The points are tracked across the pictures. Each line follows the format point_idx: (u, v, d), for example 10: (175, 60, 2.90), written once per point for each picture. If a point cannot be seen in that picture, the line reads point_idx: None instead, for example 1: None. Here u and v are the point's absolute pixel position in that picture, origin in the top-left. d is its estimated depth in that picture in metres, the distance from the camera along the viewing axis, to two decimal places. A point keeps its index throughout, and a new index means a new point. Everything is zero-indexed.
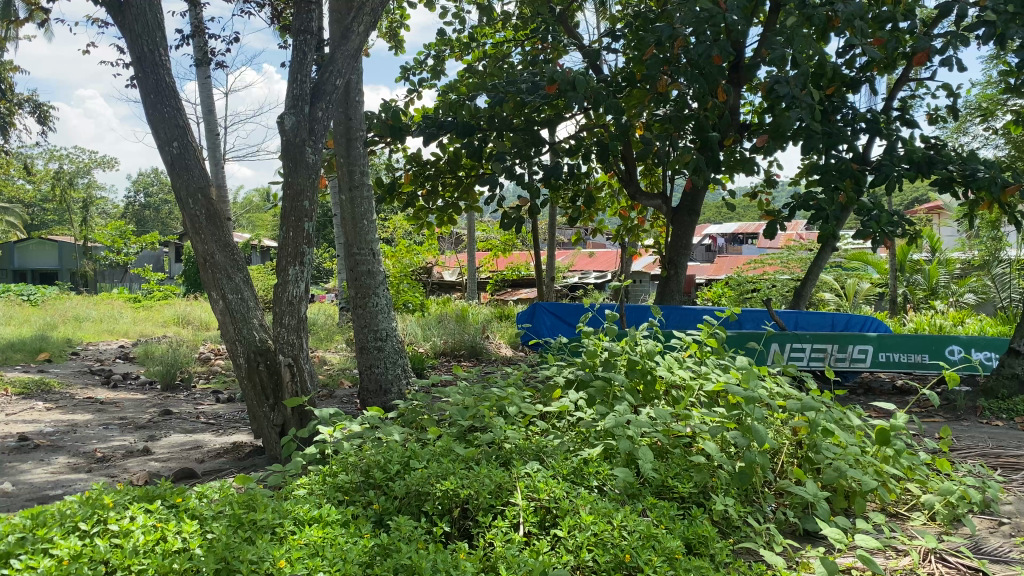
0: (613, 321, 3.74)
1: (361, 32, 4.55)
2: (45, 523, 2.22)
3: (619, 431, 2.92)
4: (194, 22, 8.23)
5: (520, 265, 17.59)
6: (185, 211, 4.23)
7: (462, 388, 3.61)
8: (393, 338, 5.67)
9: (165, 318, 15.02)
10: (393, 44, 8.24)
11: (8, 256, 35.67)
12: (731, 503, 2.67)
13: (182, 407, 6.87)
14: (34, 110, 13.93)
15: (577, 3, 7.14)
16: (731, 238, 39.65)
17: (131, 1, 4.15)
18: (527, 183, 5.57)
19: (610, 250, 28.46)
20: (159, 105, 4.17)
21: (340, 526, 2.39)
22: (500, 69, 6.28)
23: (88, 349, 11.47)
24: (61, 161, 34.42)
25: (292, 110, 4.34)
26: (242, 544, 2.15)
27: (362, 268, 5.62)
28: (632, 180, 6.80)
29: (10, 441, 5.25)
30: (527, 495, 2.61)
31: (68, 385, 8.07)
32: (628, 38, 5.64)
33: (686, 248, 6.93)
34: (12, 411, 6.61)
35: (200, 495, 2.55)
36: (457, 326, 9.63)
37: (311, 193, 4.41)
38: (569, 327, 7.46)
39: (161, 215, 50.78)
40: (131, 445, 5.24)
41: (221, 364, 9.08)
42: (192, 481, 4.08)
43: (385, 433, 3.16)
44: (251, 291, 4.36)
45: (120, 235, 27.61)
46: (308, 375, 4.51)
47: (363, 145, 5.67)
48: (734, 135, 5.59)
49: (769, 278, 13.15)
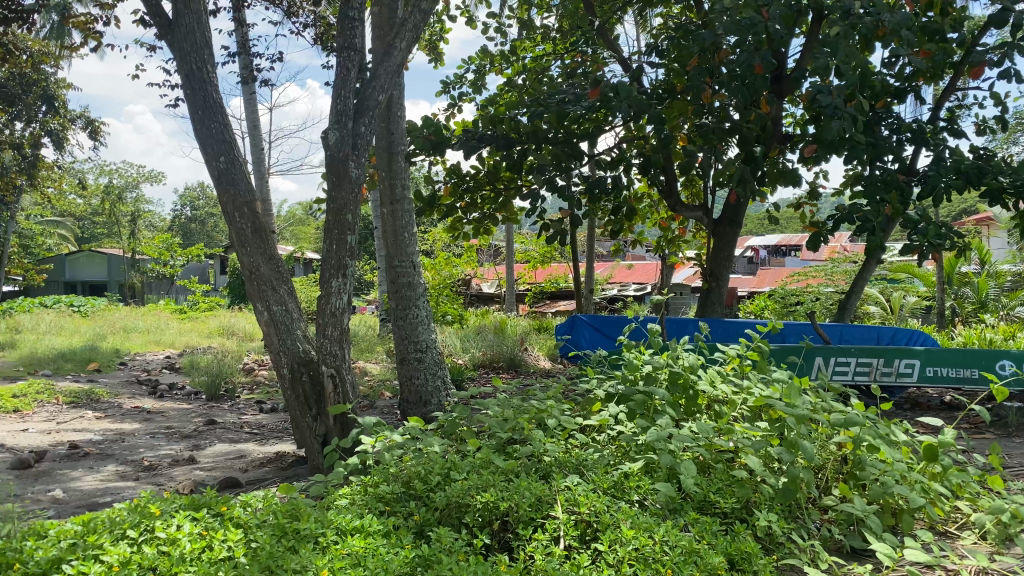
0: (655, 335, 3.68)
1: (403, 49, 4.62)
2: (96, 530, 2.29)
3: (661, 445, 2.89)
4: (238, 40, 8.41)
5: (558, 278, 17.57)
6: (231, 224, 4.31)
7: (501, 400, 3.60)
8: (433, 349, 5.70)
9: (210, 329, 15.31)
10: (434, 56, 8.32)
11: (60, 268, 36.65)
12: (775, 519, 2.63)
13: (226, 417, 6.97)
14: (86, 126, 14.35)
15: (616, 16, 7.14)
16: (773, 251, 39.16)
17: (180, 20, 4.26)
18: (567, 194, 5.55)
19: (652, 262, 28.27)
20: (207, 120, 4.26)
21: (381, 536, 2.40)
22: (539, 82, 6.28)
23: (136, 359, 11.75)
24: (112, 176, 35.29)
25: (336, 125, 4.41)
26: (286, 553, 2.18)
27: (402, 280, 5.67)
28: (673, 192, 6.74)
29: (61, 449, 5.39)
30: (568, 508, 2.61)
31: (116, 395, 8.25)
32: (668, 49, 5.60)
33: (727, 261, 6.83)
34: (63, 419, 6.78)
35: (245, 504, 2.60)
36: (496, 338, 9.67)
37: (354, 207, 4.46)
38: (608, 340, 7.38)
39: (206, 228, 51.76)
40: (177, 454, 5.33)
41: (264, 375, 9.21)
42: (236, 490, 4.11)
43: (427, 443, 3.18)
44: (294, 303, 4.43)
45: (167, 247, 28.20)
46: (349, 386, 4.54)
47: (405, 160, 5.74)
48: (776, 146, 5.53)
49: (813, 291, 12.95)
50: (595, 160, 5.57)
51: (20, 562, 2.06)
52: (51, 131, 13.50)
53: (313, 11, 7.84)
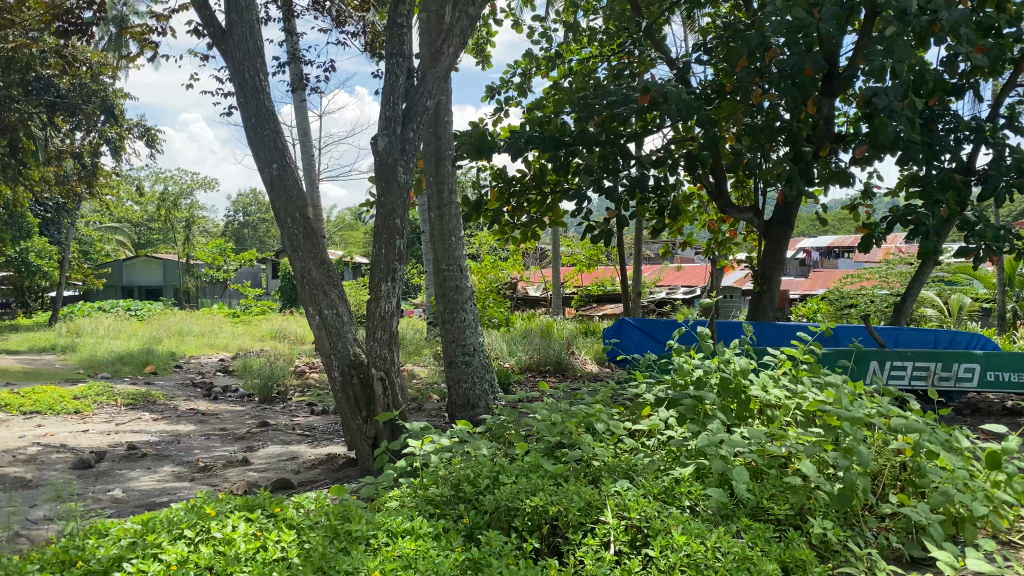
0: (704, 339, 3.63)
1: (451, 54, 4.64)
2: (155, 530, 2.36)
3: (711, 450, 2.85)
4: (289, 49, 8.56)
5: (606, 281, 17.50)
6: (284, 229, 4.38)
7: (549, 404, 3.60)
8: (481, 353, 5.71)
9: (262, 333, 15.58)
10: (480, 61, 8.35)
11: (118, 273, 37.69)
12: (830, 526, 2.58)
13: (278, 419, 7.09)
14: (143, 134, 14.73)
15: (664, 17, 7.09)
16: (826, 252, 38.44)
17: (234, 31, 4.36)
18: (614, 196, 5.50)
19: (701, 265, 27.94)
20: (259, 127, 4.35)
21: (431, 538, 2.41)
22: (586, 84, 6.26)
23: (191, 362, 12.01)
24: (167, 183, 36.14)
25: (385, 131, 4.46)
26: (338, 555, 2.20)
27: (450, 284, 5.70)
28: (723, 194, 6.63)
29: (120, 450, 5.55)
30: (618, 513, 2.60)
31: (172, 397, 8.44)
32: (716, 49, 5.54)
33: (779, 263, 6.72)
34: (121, 421, 6.95)
35: (298, 506, 2.64)
36: (543, 341, 9.65)
37: (403, 211, 4.49)
38: (657, 344, 7.32)
39: (258, 233, 52.73)
40: (232, 455, 5.43)
41: (315, 377, 9.34)
42: (288, 491, 4.17)
43: (475, 446, 3.20)
44: (345, 306, 4.47)
45: (221, 252, 28.80)
46: (398, 389, 4.57)
47: (452, 164, 5.78)
48: (829, 147, 5.43)
49: (867, 294, 12.66)
50: (642, 161, 5.52)
51: (83, 560, 2.15)
52: (109, 140, 13.88)
53: (361, 18, 7.94)
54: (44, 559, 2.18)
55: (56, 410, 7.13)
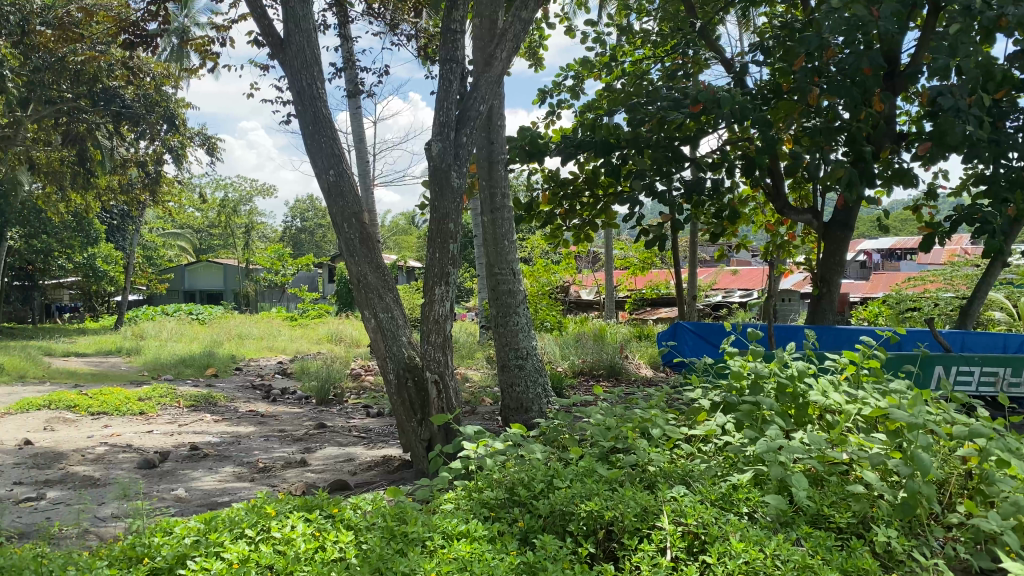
0: (759, 341, 3.55)
1: (504, 58, 4.64)
2: (218, 529, 2.44)
3: (770, 456, 2.80)
4: (345, 55, 8.69)
5: (660, 284, 17.34)
6: (341, 235, 4.45)
7: (604, 408, 3.57)
8: (534, 356, 5.71)
9: (319, 336, 15.83)
10: (533, 64, 8.36)
11: (180, 278, 38.71)
12: (895, 535, 2.51)
13: (335, 421, 7.19)
14: (205, 142, 15.10)
15: (718, 17, 7.00)
16: (888, 254, 37.48)
17: (292, 40, 4.44)
18: (668, 199, 5.44)
19: (756, 268, 27.52)
20: (317, 135, 4.43)
21: (486, 542, 2.41)
22: (639, 85, 6.22)
23: (251, 365, 12.27)
24: (227, 190, 36.97)
25: (439, 136, 4.50)
26: (395, 556, 2.22)
27: (503, 288, 5.71)
28: (780, 195, 6.50)
29: (184, 450, 5.70)
30: (674, 519, 2.56)
31: (233, 399, 8.63)
32: (773, 48, 5.45)
33: (838, 266, 6.58)
34: (184, 422, 7.14)
35: (354, 507, 2.68)
36: (596, 345, 9.61)
37: (456, 215, 4.52)
38: (713, 348, 7.24)
39: (315, 239, 53.65)
40: (290, 456, 5.53)
41: (370, 380, 9.43)
42: (345, 492, 4.22)
43: (529, 450, 3.19)
44: (400, 310, 4.52)
45: (279, 257, 29.38)
46: (452, 392, 4.58)
47: (504, 168, 5.79)
48: (890, 147, 5.30)
49: (931, 297, 12.29)
50: (697, 164, 5.46)
51: (149, 558, 2.22)
52: (172, 148, 14.23)
53: (414, 23, 8.02)
54: (111, 556, 2.28)
55: (122, 411, 7.35)
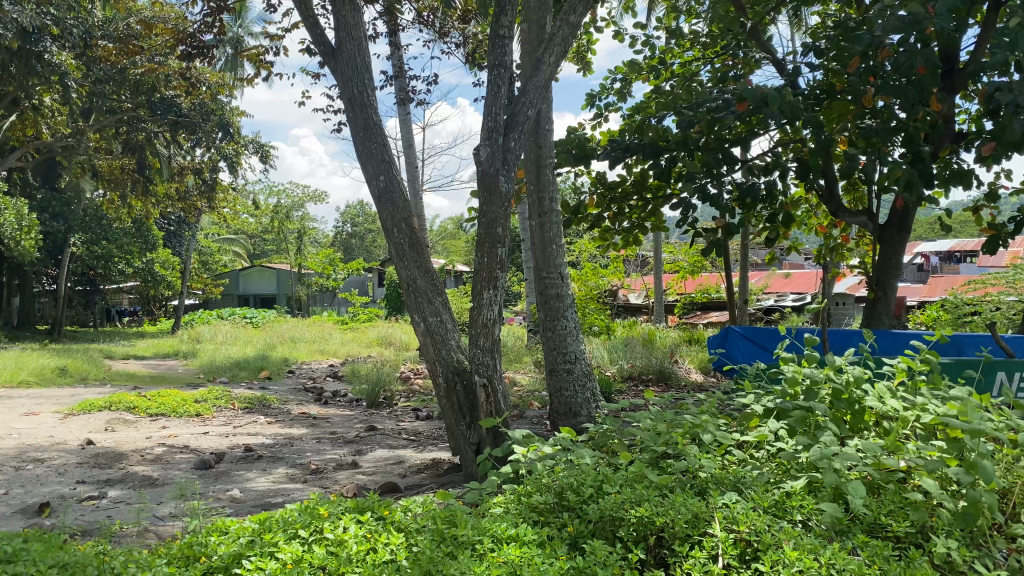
0: (814, 346, 3.47)
1: (552, 62, 4.63)
2: (272, 529, 2.49)
3: (824, 463, 2.75)
4: (395, 63, 8.79)
5: (710, 288, 17.13)
6: (390, 239, 4.50)
7: (654, 413, 3.55)
8: (582, 361, 5.69)
9: (370, 340, 16.00)
10: (581, 68, 8.35)
11: (235, 283, 39.52)
12: (955, 546, 2.43)
13: (385, 424, 7.26)
14: (258, 150, 15.41)
15: (769, 17, 6.91)
16: (947, 257, 36.51)
17: (343, 48, 4.51)
18: (719, 202, 5.37)
19: (809, 272, 27.02)
20: (368, 142, 4.49)
21: (536, 546, 2.41)
22: (687, 88, 6.17)
23: (303, 368, 12.46)
24: (280, 196, 37.63)
25: (488, 141, 4.52)
26: (444, 559, 2.23)
27: (551, 292, 5.71)
28: (834, 197, 6.37)
29: (238, 451, 5.80)
30: (727, 526, 2.53)
31: (285, 401, 8.79)
32: (826, 47, 5.36)
33: (894, 269, 6.45)
34: (239, 424, 7.28)
35: (405, 509, 2.71)
36: (645, 349, 9.54)
37: (504, 220, 4.53)
38: (764, 352, 7.15)
39: (365, 244, 54.32)
40: (341, 458, 5.60)
41: (420, 384, 9.50)
42: (395, 495, 4.25)
43: (578, 455, 3.18)
44: (449, 314, 4.55)
45: (330, 262, 29.79)
46: (501, 396, 4.57)
47: (552, 172, 5.79)
48: (949, 147, 5.16)
49: (991, 301, 11.92)
50: (748, 166, 5.39)
51: (207, 557, 2.28)
52: (227, 156, 14.53)
53: (462, 30, 8.07)
54: (170, 554, 2.35)
55: (179, 412, 7.53)
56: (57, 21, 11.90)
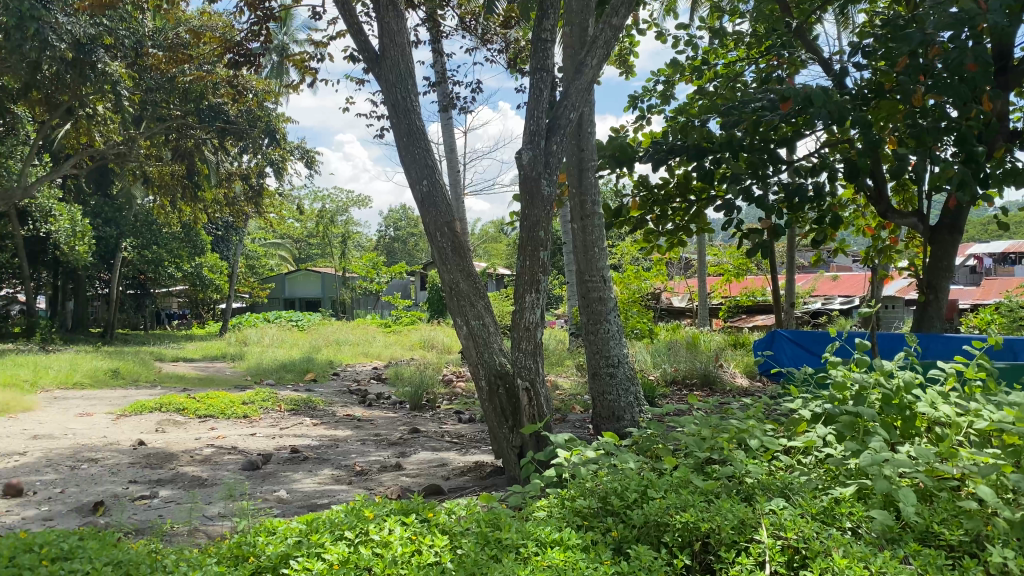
0: (863, 351, 3.41)
1: (594, 65, 4.63)
2: (319, 529, 2.52)
3: (874, 470, 2.70)
4: (437, 69, 8.85)
5: (755, 290, 16.92)
6: (433, 243, 4.53)
7: (699, 418, 3.51)
8: (625, 364, 5.66)
9: (412, 342, 16.12)
10: (624, 71, 8.33)
11: (281, 286, 40.14)
12: (1012, 556, 2.36)
13: (428, 427, 7.30)
14: (304, 156, 15.63)
15: (815, 16, 6.82)
16: (1000, 259, 35.55)
17: (387, 54, 4.56)
18: (764, 204, 5.30)
19: (857, 274, 26.55)
20: (411, 147, 4.53)
21: (580, 550, 2.40)
22: (731, 89, 6.11)
23: (347, 370, 12.61)
24: (324, 201, 38.12)
25: (530, 144, 4.53)
26: (489, 561, 2.24)
27: (594, 295, 5.68)
28: (883, 198, 6.24)
29: (285, 453, 5.89)
30: (774, 533, 2.50)
31: (331, 403, 8.90)
32: (874, 46, 5.27)
33: (946, 271, 6.30)
34: (285, 425, 7.39)
35: (449, 512, 2.72)
36: (689, 353, 9.46)
37: (546, 223, 4.53)
38: (812, 356, 7.05)
39: (408, 247, 54.80)
40: (385, 460, 5.65)
41: (462, 387, 9.55)
42: (439, 497, 4.27)
43: (621, 460, 3.16)
44: (491, 317, 4.56)
45: (373, 266, 30.11)
46: (544, 400, 4.57)
47: (595, 175, 5.78)
48: (1003, 146, 5.03)
49: None
50: (794, 167, 5.31)
51: (255, 557, 2.32)
52: (273, 162, 14.77)
53: (505, 35, 8.10)
54: (220, 554, 2.40)
55: (227, 414, 7.67)
56: (110, 31, 12.22)
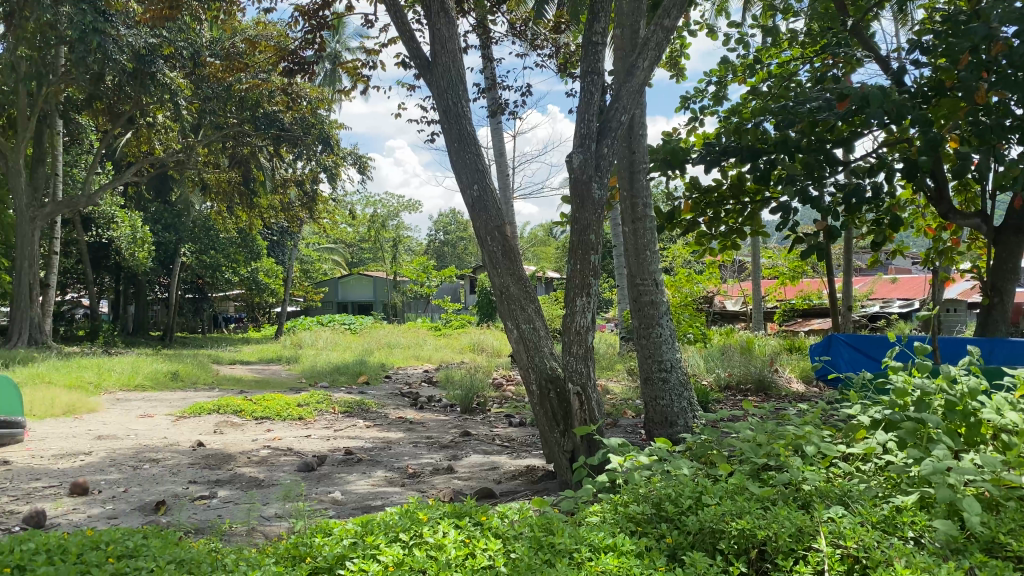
0: (925, 355, 3.32)
1: (646, 68, 4.60)
2: (373, 531, 2.55)
3: (937, 478, 2.63)
4: (487, 75, 8.89)
5: (811, 294, 16.61)
6: (484, 248, 4.55)
7: (754, 424, 3.46)
8: (678, 369, 5.61)
9: (463, 345, 16.22)
10: (674, 73, 8.26)
11: (333, 290, 40.73)
12: None
13: (480, 430, 7.33)
14: (356, 162, 15.84)
15: (872, 13, 6.67)
16: None
17: (438, 60, 4.60)
18: (820, 206, 5.21)
19: (918, 276, 25.88)
20: (462, 152, 4.56)
21: (634, 556, 2.39)
22: (785, 89, 6.02)
23: (399, 373, 12.73)
24: (376, 206, 38.57)
25: (580, 148, 4.53)
26: (543, 566, 2.24)
27: (645, 298, 5.65)
28: (944, 198, 6.08)
29: (339, 454, 5.98)
30: (834, 542, 2.45)
31: (383, 406, 8.99)
32: (935, 43, 5.15)
33: (1011, 274, 6.12)
34: (339, 427, 7.50)
35: (502, 516, 2.73)
36: (743, 357, 9.33)
37: (597, 227, 4.51)
38: (870, 361, 6.91)
39: (458, 251, 55.14)
40: (437, 463, 5.69)
41: (513, 390, 9.56)
42: (491, 501, 4.28)
43: (675, 466, 3.14)
44: (541, 321, 4.55)
45: (424, 270, 30.38)
46: (596, 404, 4.54)
47: (646, 178, 5.74)
48: None
49: None
50: (851, 168, 5.21)
51: (312, 557, 2.36)
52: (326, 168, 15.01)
53: (555, 40, 8.10)
54: (278, 554, 2.44)
55: (283, 416, 7.81)
56: (169, 42, 12.55)
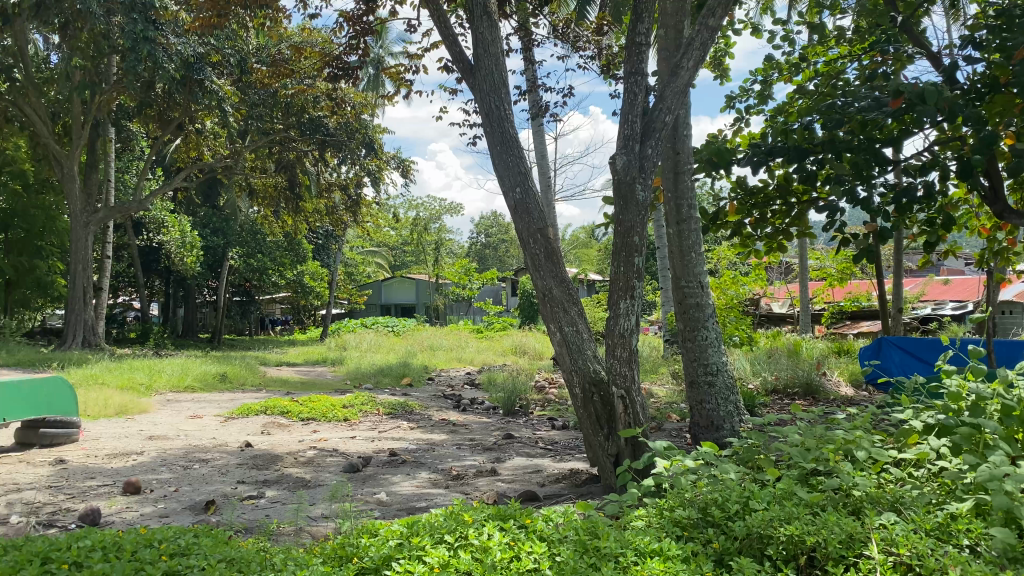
0: (980, 359, 3.24)
1: (690, 68, 4.55)
2: (419, 532, 2.57)
3: (993, 484, 2.57)
4: (528, 78, 8.90)
5: (859, 295, 16.30)
6: (527, 250, 4.56)
7: (802, 428, 3.41)
8: (724, 372, 5.55)
9: (505, 348, 16.23)
10: (718, 73, 8.18)
11: (377, 293, 41.11)
12: None
13: (522, 432, 7.34)
14: (400, 166, 15.97)
15: (923, 9, 6.52)
16: None
17: (481, 64, 4.63)
18: (869, 206, 5.11)
19: (971, 277, 25.23)
20: (505, 155, 4.58)
21: (680, 561, 2.37)
22: (832, 87, 5.92)
23: (442, 375, 12.80)
24: (419, 209, 38.83)
25: (624, 149, 4.51)
26: (588, 570, 2.24)
27: (690, 301, 5.60)
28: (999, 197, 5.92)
29: (383, 456, 6.03)
30: (886, 549, 2.40)
31: (427, 408, 9.05)
32: (989, 38, 5.02)
33: None
34: (384, 429, 7.55)
35: (547, 519, 2.74)
36: (790, 360, 9.19)
37: (641, 228, 4.49)
38: (922, 364, 6.77)
39: (500, 253, 55.25)
40: (481, 465, 5.71)
41: (555, 393, 9.55)
42: (535, 503, 4.29)
43: (721, 470, 3.10)
44: (585, 323, 4.54)
45: (466, 272, 30.47)
46: (640, 408, 4.51)
47: (690, 179, 5.70)
48: None
49: None
50: (901, 167, 5.10)
51: (359, 557, 2.39)
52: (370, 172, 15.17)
53: (597, 41, 8.08)
54: (325, 554, 2.47)
55: (328, 417, 7.90)
56: (217, 50, 12.81)
